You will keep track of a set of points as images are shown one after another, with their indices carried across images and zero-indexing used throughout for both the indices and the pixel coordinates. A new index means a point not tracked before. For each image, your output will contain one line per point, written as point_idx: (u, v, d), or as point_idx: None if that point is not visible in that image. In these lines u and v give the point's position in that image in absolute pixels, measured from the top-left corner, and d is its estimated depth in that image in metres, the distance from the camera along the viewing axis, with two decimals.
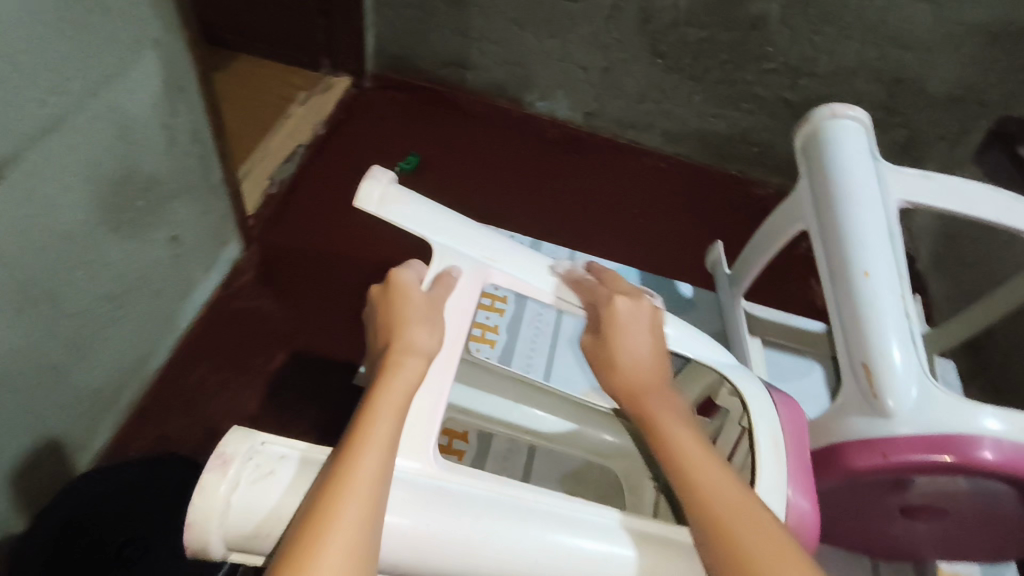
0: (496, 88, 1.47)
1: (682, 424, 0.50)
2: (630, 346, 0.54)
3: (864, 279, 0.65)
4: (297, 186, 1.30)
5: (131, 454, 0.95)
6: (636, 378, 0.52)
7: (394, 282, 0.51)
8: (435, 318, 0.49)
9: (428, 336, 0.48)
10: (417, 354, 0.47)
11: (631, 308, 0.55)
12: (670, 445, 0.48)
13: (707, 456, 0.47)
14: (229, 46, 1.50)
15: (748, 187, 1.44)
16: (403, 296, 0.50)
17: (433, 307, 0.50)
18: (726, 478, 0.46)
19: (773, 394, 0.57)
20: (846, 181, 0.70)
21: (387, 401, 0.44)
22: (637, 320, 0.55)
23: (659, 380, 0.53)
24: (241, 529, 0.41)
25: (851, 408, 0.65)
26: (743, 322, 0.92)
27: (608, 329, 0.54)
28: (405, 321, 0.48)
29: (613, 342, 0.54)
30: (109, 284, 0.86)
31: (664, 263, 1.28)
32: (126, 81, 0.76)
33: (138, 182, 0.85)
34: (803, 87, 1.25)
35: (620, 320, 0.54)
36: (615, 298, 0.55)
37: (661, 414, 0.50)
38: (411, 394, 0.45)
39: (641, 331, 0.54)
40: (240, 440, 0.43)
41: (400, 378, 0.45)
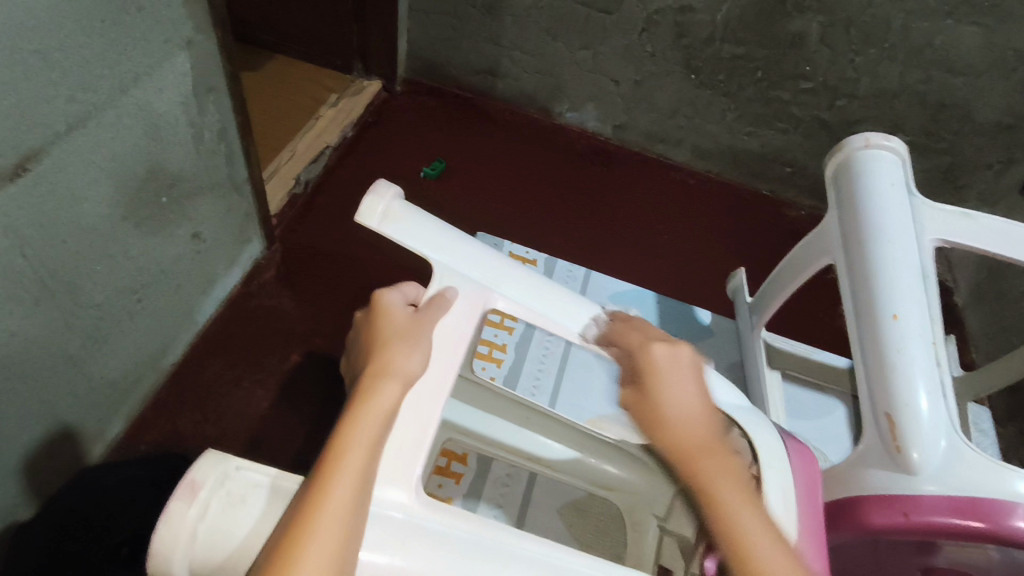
0: (526, 97, 1.46)
1: (731, 484, 0.47)
2: (679, 400, 0.51)
3: (892, 322, 0.61)
4: (322, 187, 1.31)
5: (142, 447, 0.96)
6: (691, 437, 0.49)
7: (379, 304, 0.51)
8: (418, 338, 0.48)
9: (412, 357, 0.47)
10: (397, 377, 0.46)
11: (669, 355, 0.52)
12: (728, 518, 0.46)
13: (765, 536, 0.45)
14: (265, 46, 1.52)
15: (780, 208, 1.40)
16: (387, 318, 0.49)
17: (416, 327, 0.49)
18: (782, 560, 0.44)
19: (785, 439, 0.54)
20: (878, 214, 0.67)
21: (363, 429, 0.43)
22: (680, 369, 0.52)
23: (706, 438, 0.49)
24: (206, 559, 0.40)
25: (871, 459, 0.61)
26: (763, 354, 0.88)
27: (648, 377, 0.51)
28: (389, 344, 0.47)
29: (659, 393, 0.51)
30: (129, 277, 0.87)
31: (687, 284, 1.25)
32: (156, 79, 0.77)
33: (163, 179, 0.86)
34: (840, 109, 1.20)
35: (661, 367, 0.51)
36: (652, 344, 0.52)
37: (719, 483, 0.48)
38: (386, 421, 0.44)
39: (686, 382, 0.51)
40: (212, 465, 0.42)
41: (376, 403, 0.44)
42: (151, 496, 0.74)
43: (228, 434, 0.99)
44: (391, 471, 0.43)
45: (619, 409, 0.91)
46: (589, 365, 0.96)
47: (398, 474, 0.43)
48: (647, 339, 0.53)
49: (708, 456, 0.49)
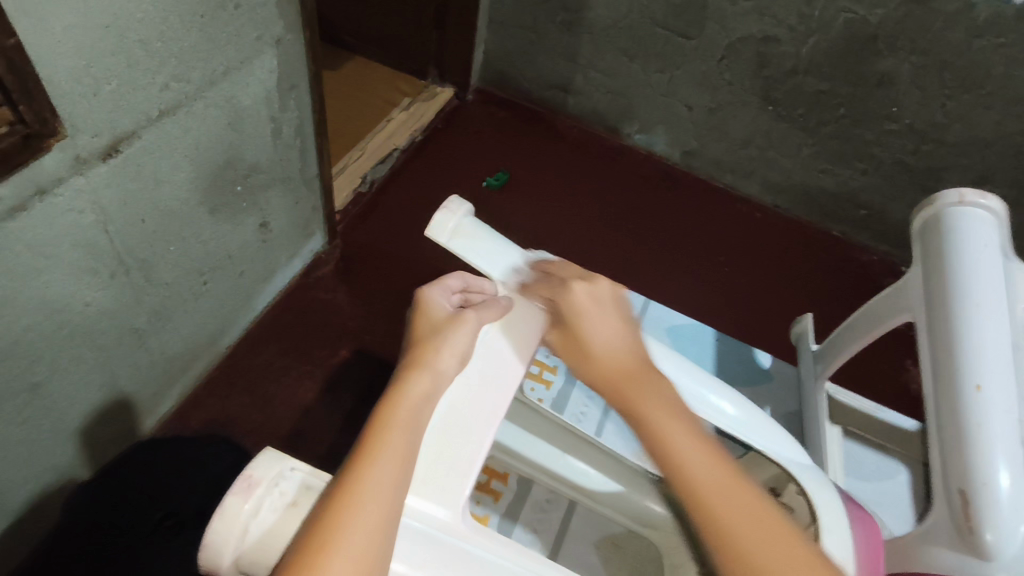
0: (595, 115, 1.45)
1: (684, 431, 0.45)
2: (599, 335, 0.48)
3: (974, 394, 0.57)
4: (386, 189, 1.33)
5: (193, 424, 0.99)
6: (611, 370, 0.47)
7: (419, 304, 0.49)
8: (454, 334, 0.45)
9: (451, 356, 0.44)
10: (434, 373, 0.43)
11: (589, 292, 0.50)
12: (680, 467, 0.43)
13: (715, 467, 0.43)
14: (347, 47, 1.57)
15: (850, 251, 1.34)
16: (426, 319, 0.47)
17: (454, 324, 0.45)
18: (741, 492, 0.42)
19: (848, 505, 0.51)
20: (967, 274, 0.62)
21: (395, 435, 0.39)
22: (600, 303, 0.50)
23: (640, 373, 0.47)
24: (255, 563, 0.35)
25: (939, 539, 0.58)
26: (824, 408, 0.85)
27: (569, 318, 0.49)
28: (424, 345, 0.45)
29: (579, 331, 0.48)
30: (198, 261, 0.90)
31: (744, 321, 1.21)
32: (243, 74, 0.80)
33: (239, 169, 0.89)
34: (927, 153, 1.15)
35: (581, 305, 0.49)
36: (572, 283, 0.49)
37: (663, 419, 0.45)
38: (425, 412, 0.41)
39: (608, 316, 0.49)
40: (270, 463, 0.37)
41: (406, 404, 0.41)
42: (197, 475, 0.76)
43: (273, 422, 1.01)
44: (437, 488, 0.40)
45: None
46: None
47: (445, 494, 0.40)
48: (559, 280, 0.50)
49: (639, 382, 0.47)
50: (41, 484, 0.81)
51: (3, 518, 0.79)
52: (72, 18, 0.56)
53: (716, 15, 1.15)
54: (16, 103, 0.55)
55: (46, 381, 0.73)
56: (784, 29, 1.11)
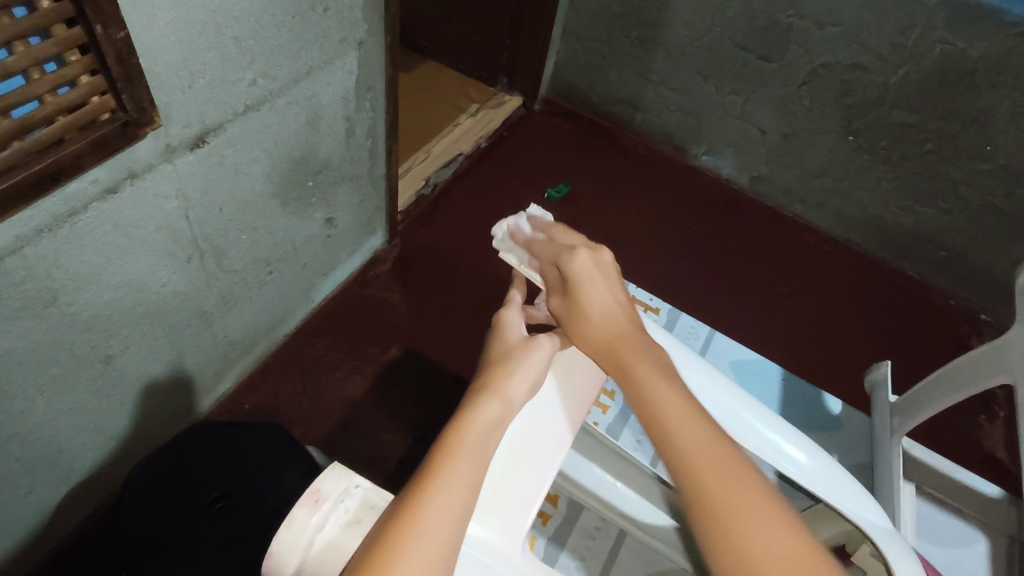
0: (663, 133, 1.43)
1: (665, 383, 0.43)
2: (598, 301, 0.48)
3: None
4: (448, 192, 1.34)
5: (246, 408, 1.02)
6: (607, 336, 0.46)
7: (497, 324, 0.48)
8: (528, 360, 0.43)
9: (522, 382, 0.42)
10: (501, 397, 0.41)
11: (590, 261, 0.50)
12: (655, 414, 0.42)
13: (682, 404, 0.42)
14: (421, 51, 1.60)
15: (925, 293, 1.27)
16: (500, 338, 0.46)
17: (529, 348, 0.44)
18: (713, 438, 0.40)
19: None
20: None
21: (463, 464, 0.37)
22: (601, 275, 0.50)
23: (629, 334, 0.47)
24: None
25: None
26: (899, 464, 0.81)
27: (571, 281, 0.50)
28: (497, 367, 0.43)
29: (579, 295, 0.49)
30: (267, 251, 0.93)
31: (805, 356, 1.16)
32: (325, 74, 0.82)
33: (313, 166, 0.91)
34: (1020, 197, 1.08)
35: (580, 272, 0.50)
36: (575, 252, 0.51)
37: (643, 369, 0.44)
38: (491, 437, 0.39)
39: (607, 288, 0.49)
40: (337, 478, 0.36)
41: (474, 430, 0.39)
42: (248, 463, 0.76)
43: (322, 414, 1.03)
44: (497, 515, 0.38)
45: None
46: None
47: (503, 521, 0.38)
48: (563, 249, 0.52)
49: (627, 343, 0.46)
50: (103, 453, 0.84)
51: (67, 483, 0.82)
52: (177, 15, 0.58)
53: (801, 39, 1.12)
54: (119, 92, 0.57)
55: (117, 355, 0.76)
56: (873, 57, 1.07)
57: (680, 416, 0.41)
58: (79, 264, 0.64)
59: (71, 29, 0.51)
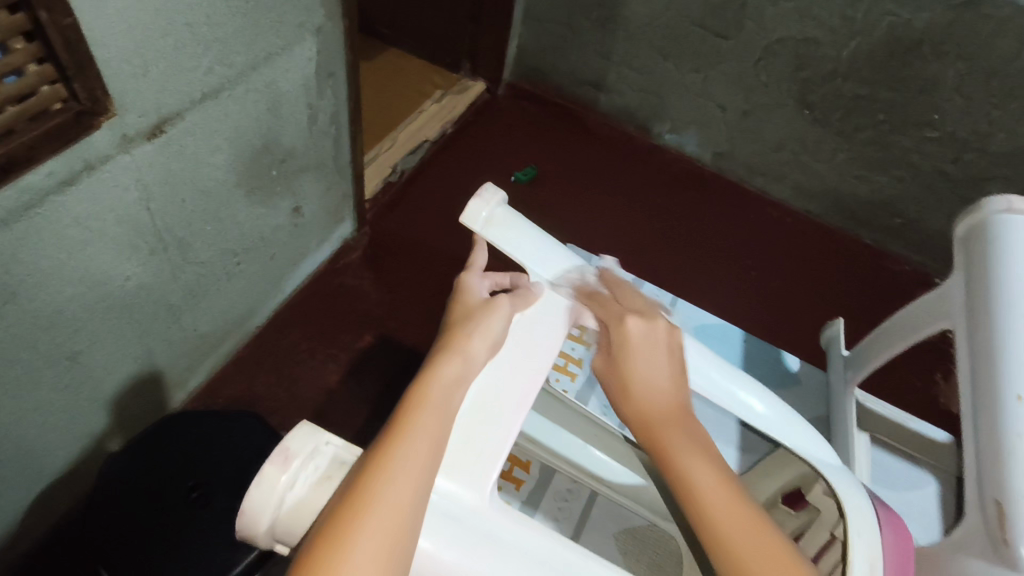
0: (627, 114, 1.45)
1: (704, 460, 0.43)
2: (645, 375, 0.48)
3: (1015, 404, 0.55)
4: (415, 179, 1.34)
5: (220, 400, 1.02)
6: (647, 406, 0.47)
7: (456, 291, 0.49)
8: (488, 321, 0.45)
9: (483, 341, 0.44)
10: (462, 354, 0.43)
11: (642, 329, 0.50)
12: (691, 488, 0.42)
13: (722, 483, 0.42)
14: (382, 38, 1.59)
15: (882, 260, 1.32)
16: (459, 304, 0.48)
17: (488, 310, 0.46)
18: (750, 516, 0.40)
19: (879, 508, 0.49)
20: (1008, 281, 0.60)
21: (429, 414, 0.39)
22: (650, 343, 0.50)
23: (673, 410, 0.46)
24: (292, 530, 0.36)
25: (970, 547, 0.53)
26: (853, 414, 0.85)
27: (619, 349, 0.50)
28: (458, 329, 0.45)
29: (624, 365, 0.49)
30: (233, 242, 0.92)
31: (770, 325, 1.20)
32: (283, 60, 0.82)
33: (275, 154, 0.91)
34: (968, 163, 1.12)
35: (630, 339, 0.50)
36: (627, 318, 0.51)
37: (681, 444, 0.44)
38: (455, 391, 0.41)
39: (656, 358, 0.49)
40: (306, 437, 0.37)
41: (439, 383, 0.41)
42: (222, 452, 0.76)
43: (297, 403, 1.03)
44: (465, 471, 0.39)
45: None
46: None
47: (472, 475, 0.39)
48: (615, 312, 0.51)
49: (664, 414, 0.46)
50: (75, 452, 0.83)
51: (39, 484, 0.81)
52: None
53: (755, 15, 1.14)
54: (71, 79, 0.56)
55: (84, 351, 0.76)
56: (825, 31, 1.10)
57: (717, 492, 0.41)
58: (38, 258, 0.63)
59: (14, 15, 0.50)
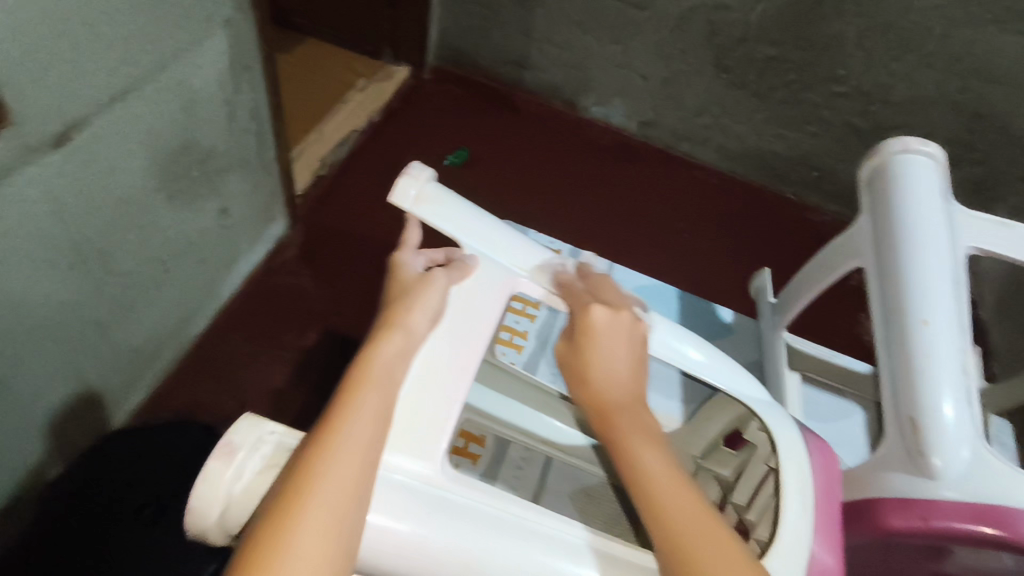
0: (553, 89, 1.46)
1: (655, 452, 0.45)
2: (604, 364, 0.49)
3: (921, 328, 0.60)
4: (346, 170, 1.31)
5: (164, 415, 0.98)
6: (605, 398, 0.48)
7: (392, 267, 0.50)
8: (426, 293, 0.47)
9: (422, 314, 0.46)
10: (402, 330, 0.45)
11: (608, 319, 0.50)
12: (642, 480, 0.44)
13: (671, 474, 0.44)
14: (298, 29, 1.54)
15: (803, 212, 1.39)
16: (396, 279, 0.49)
17: (424, 283, 0.47)
18: (699, 508, 0.42)
19: (805, 436, 0.53)
20: (908, 218, 0.65)
21: (372, 391, 0.41)
22: (614, 331, 0.50)
23: (628, 400, 0.48)
24: (241, 517, 0.39)
25: (891, 463, 0.59)
26: (784, 356, 0.90)
27: (580, 338, 0.50)
28: (396, 305, 0.46)
29: (585, 354, 0.50)
30: (159, 249, 0.88)
31: (705, 283, 1.24)
32: (194, 56, 0.78)
33: (196, 154, 0.87)
34: (873, 114, 1.19)
35: (595, 328, 0.50)
36: (592, 306, 0.51)
37: (632, 435, 0.46)
38: (395, 366, 0.43)
39: (619, 346, 0.50)
40: (248, 429, 0.41)
41: (380, 360, 0.43)
42: (171, 467, 0.73)
43: (246, 408, 1.00)
44: (416, 445, 0.43)
45: None
46: None
47: (423, 448, 0.43)
48: (580, 300, 0.52)
49: (631, 418, 0.47)
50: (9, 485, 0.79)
51: None
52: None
53: None
54: None
55: (7, 379, 0.71)
56: None
57: (665, 481, 0.43)
58: None
59: None
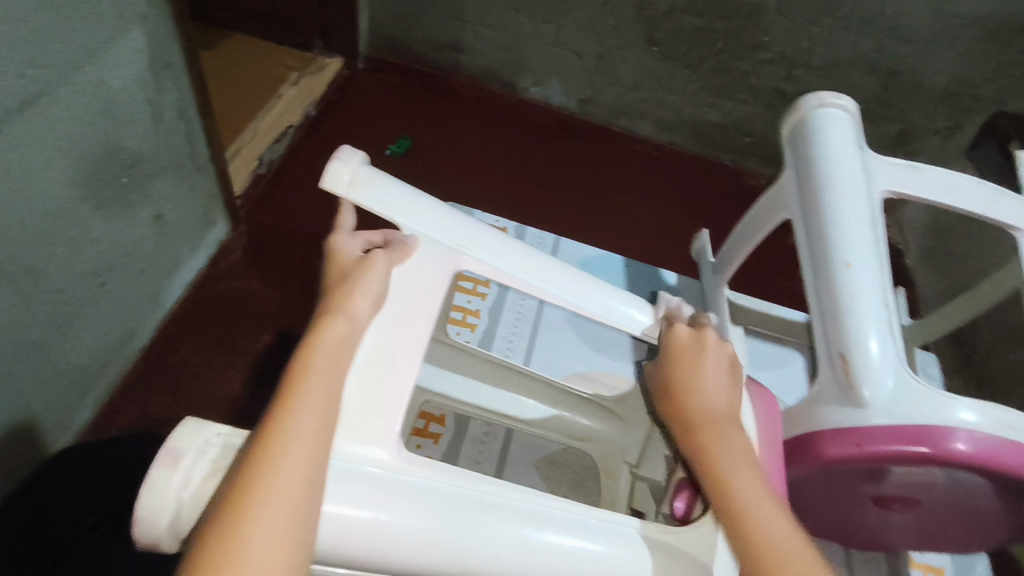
0: (490, 73, 1.46)
1: (739, 466, 0.46)
2: (692, 381, 0.51)
3: (843, 270, 0.63)
4: (286, 167, 1.28)
5: (114, 431, 0.95)
6: (689, 414, 0.50)
7: (328, 250, 0.49)
8: (367, 277, 0.46)
9: (365, 298, 0.46)
10: (346, 316, 0.44)
11: (694, 341, 0.53)
12: (726, 492, 0.45)
13: (757, 489, 0.45)
14: (223, 24, 1.49)
15: (740, 177, 1.44)
16: (335, 263, 0.48)
17: (365, 266, 0.47)
18: (782, 522, 0.43)
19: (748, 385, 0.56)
20: (828, 169, 0.68)
21: (318, 381, 0.41)
22: (708, 355, 0.53)
23: (712, 415, 0.49)
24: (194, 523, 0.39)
25: (826, 396, 0.63)
26: (727, 311, 0.93)
27: (673, 358, 0.53)
28: (337, 290, 0.46)
29: (674, 373, 0.52)
30: (92, 261, 0.85)
31: (652, 252, 1.27)
32: (109, 56, 0.75)
33: (123, 160, 0.84)
34: (797, 78, 1.24)
35: (683, 350, 0.53)
36: (680, 331, 0.54)
37: (716, 448, 0.47)
38: (341, 354, 0.43)
39: (712, 368, 0.52)
40: (193, 434, 0.41)
41: (325, 349, 0.42)
42: (126, 481, 0.71)
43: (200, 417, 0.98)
44: (370, 431, 0.43)
45: (589, 365, 0.95)
46: (557, 326, 0.98)
47: (377, 434, 0.43)
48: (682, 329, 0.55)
49: (718, 432, 0.48)
50: None
51: None
52: None
53: None
54: None
55: None
56: None
57: (750, 495, 0.45)
58: None
59: None
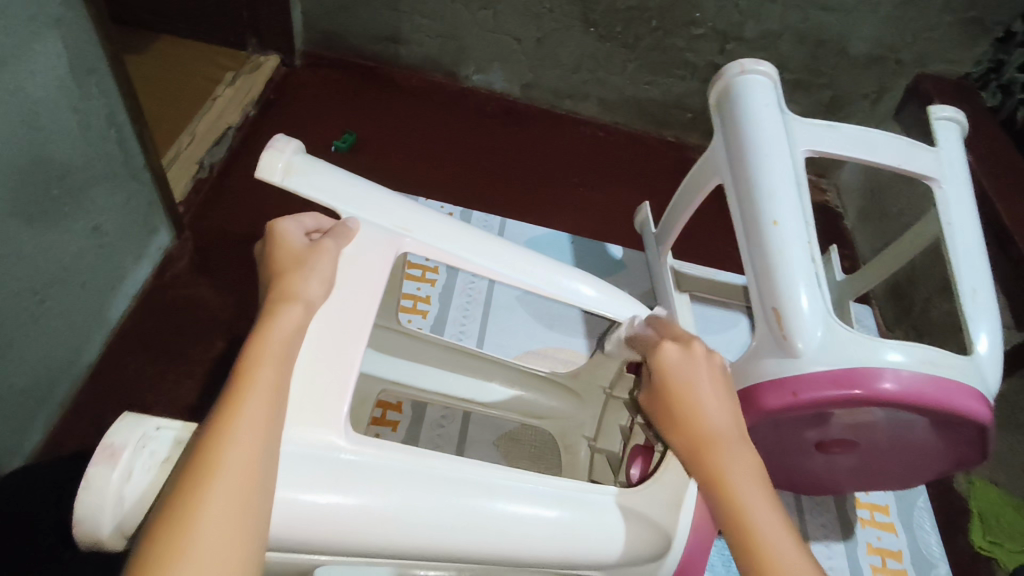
0: (431, 62, 1.45)
1: (745, 481, 0.50)
2: (688, 398, 0.53)
3: (772, 228, 0.66)
4: (229, 171, 1.26)
5: (66, 452, 0.92)
6: (686, 434, 0.53)
7: (272, 234, 0.49)
8: (318, 262, 0.47)
9: (316, 283, 0.46)
10: (298, 302, 0.45)
11: (680, 357, 0.55)
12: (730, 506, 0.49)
13: (761, 501, 0.49)
14: (149, 27, 1.43)
15: (684, 151, 1.47)
16: (282, 247, 0.48)
17: (315, 253, 0.47)
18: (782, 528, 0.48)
19: None
20: (755, 133, 0.70)
21: (271, 366, 0.41)
22: (695, 370, 0.54)
23: (710, 432, 0.52)
24: (135, 516, 0.40)
25: (763, 349, 0.66)
26: (670, 277, 0.96)
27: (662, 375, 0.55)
28: (287, 275, 0.46)
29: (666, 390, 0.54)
30: (27, 278, 0.82)
31: (602, 229, 1.29)
32: (25, 64, 0.72)
33: (51, 171, 0.81)
34: (731, 52, 1.27)
35: (669, 368, 0.55)
36: (664, 348, 0.56)
37: (720, 461, 0.51)
38: (292, 340, 0.43)
39: (701, 382, 0.54)
40: (129, 429, 0.41)
41: (278, 335, 0.42)
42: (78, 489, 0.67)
43: None
44: (319, 413, 0.43)
45: (543, 342, 0.97)
46: (510, 306, 0.99)
47: (326, 417, 0.43)
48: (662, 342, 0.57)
49: (721, 447, 0.51)
50: None
51: None
52: None
53: None
54: None
55: None
56: None
57: (754, 507, 0.49)
58: None
59: None
